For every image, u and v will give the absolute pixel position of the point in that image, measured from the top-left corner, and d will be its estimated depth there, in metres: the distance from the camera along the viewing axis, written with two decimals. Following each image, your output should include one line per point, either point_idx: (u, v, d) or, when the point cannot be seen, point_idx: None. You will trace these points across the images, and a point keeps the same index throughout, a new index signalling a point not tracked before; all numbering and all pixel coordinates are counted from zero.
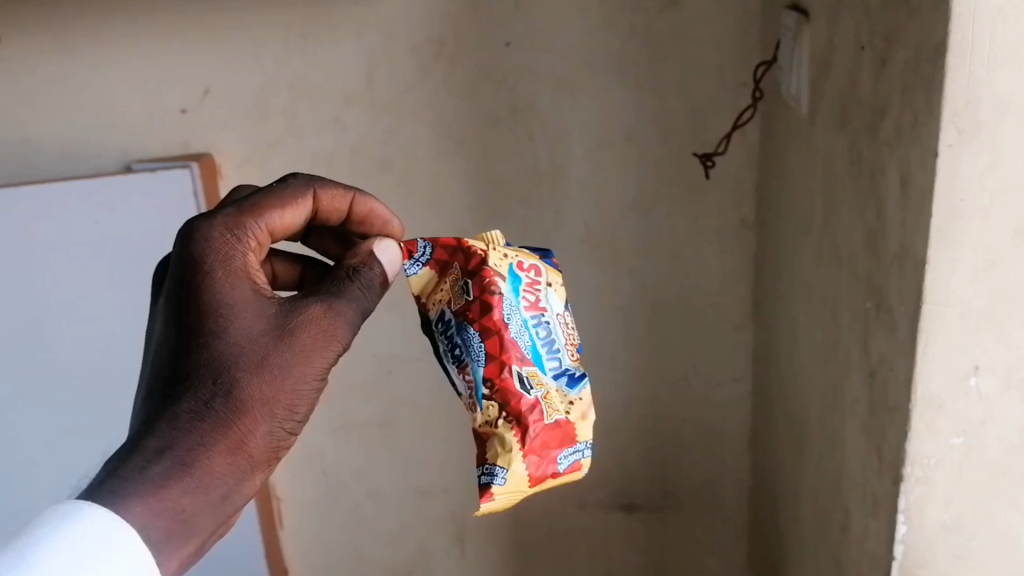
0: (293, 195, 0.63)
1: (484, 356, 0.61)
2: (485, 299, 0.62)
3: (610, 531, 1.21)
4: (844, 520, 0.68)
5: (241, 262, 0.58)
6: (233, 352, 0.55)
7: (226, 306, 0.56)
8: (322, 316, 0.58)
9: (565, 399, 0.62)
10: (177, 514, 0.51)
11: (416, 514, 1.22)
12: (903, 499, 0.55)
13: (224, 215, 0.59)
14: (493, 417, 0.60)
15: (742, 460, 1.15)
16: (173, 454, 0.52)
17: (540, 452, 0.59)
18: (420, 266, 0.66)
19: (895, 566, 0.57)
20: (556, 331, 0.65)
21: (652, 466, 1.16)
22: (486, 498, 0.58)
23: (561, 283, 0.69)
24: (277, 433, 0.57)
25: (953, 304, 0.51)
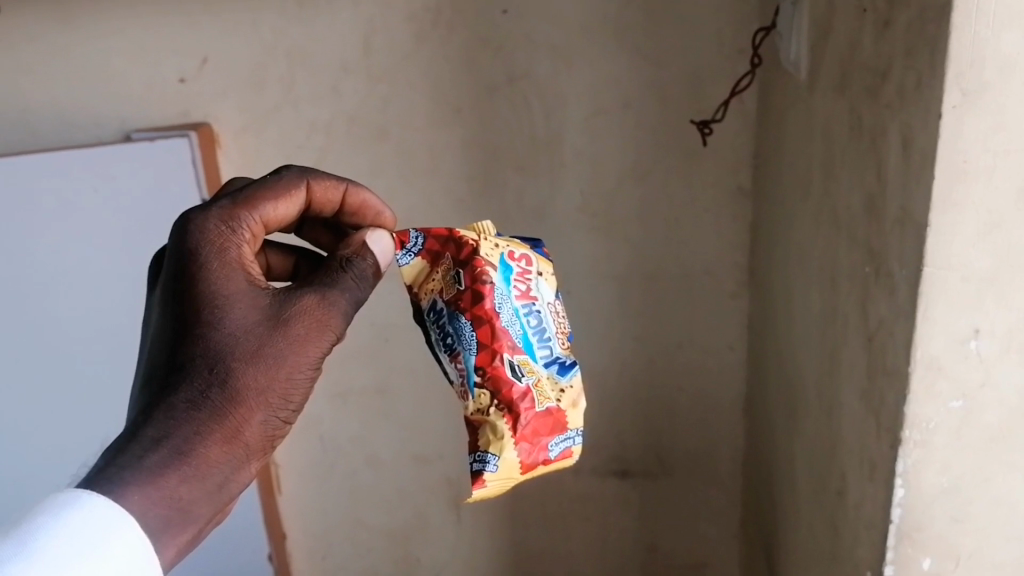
0: (287, 187, 0.65)
1: (476, 345, 0.64)
2: (476, 288, 0.65)
3: (603, 495, 1.23)
4: (841, 483, 0.69)
5: (237, 255, 0.60)
6: (228, 342, 0.57)
7: (222, 296, 0.58)
8: (314, 307, 0.61)
9: (556, 386, 0.66)
10: (174, 502, 0.52)
11: (414, 481, 1.23)
12: (901, 462, 0.55)
13: (218, 208, 0.61)
14: (484, 404, 0.63)
15: (734, 425, 1.17)
16: (171, 443, 0.53)
17: (531, 440, 0.63)
18: (412, 256, 0.69)
19: (892, 529, 0.57)
20: (546, 319, 0.68)
21: (646, 431, 1.19)
22: (479, 484, 0.61)
23: (551, 272, 0.72)
24: (272, 422, 0.58)
25: (953, 267, 0.50)
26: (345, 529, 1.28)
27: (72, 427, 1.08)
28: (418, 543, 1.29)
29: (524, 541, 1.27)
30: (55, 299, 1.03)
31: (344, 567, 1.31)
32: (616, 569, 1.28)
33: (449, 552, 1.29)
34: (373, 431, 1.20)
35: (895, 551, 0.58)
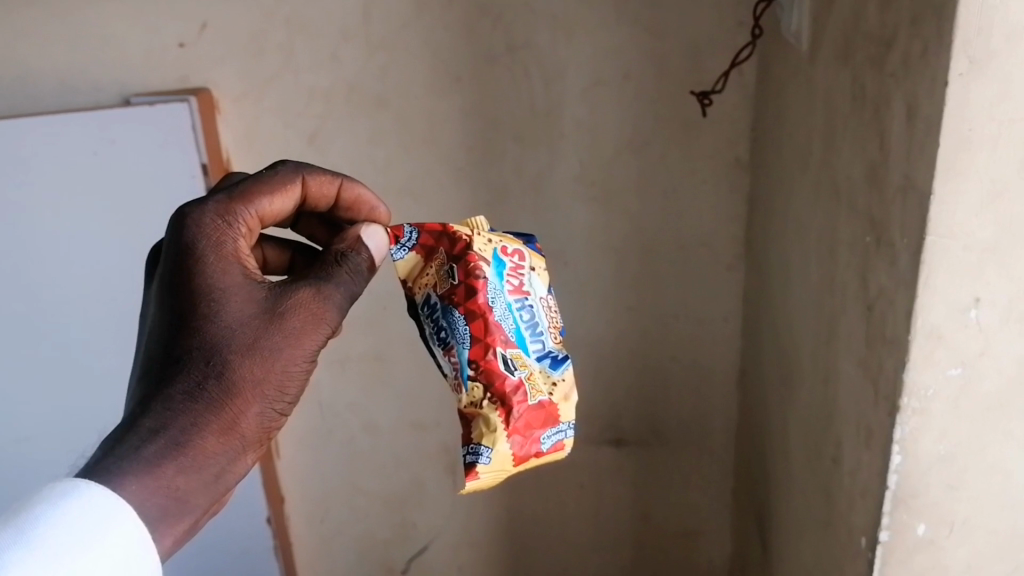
0: (282, 182, 0.65)
1: (469, 339, 0.64)
2: (469, 283, 0.65)
3: (597, 463, 1.24)
4: (836, 450, 0.69)
5: (233, 248, 0.60)
6: (224, 335, 0.57)
7: (218, 289, 0.58)
8: (311, 300, 0.61)
9: (548, 379, 0.66)
10: (172, 492, 0.54)
11: (410, 448, 1.24)
12: (899, 429, 0.55)
13: (215, 202, 0.61)
14: (478, 398, 0.63)
15: (728, 395, 1.18)
16: (168, 434, 0.55)
17: (523, 433, 0.63)
18: (406, 251, 0.68)
19: (888, 496, 0.57)
20: (539, 313, 0.69)
21: (641, 401, 1.20)
22: (471, 476, 0.61)
23: (543, 267, 0.73)
24: (268, 413, 0.59)
25: (955, 236, 0.50)
26: (341, 494, 1.28)
27: (76, 415, 1.10)
28: (413, 508, 1.29)
29: (519, 508, 1.28)
30: (63, 279, 1.04)
31: (340, 532, 1.32)
32: (610, 535, 1.29)
33: (444, 517, 1.30)
34: (371, 398, 1.20)
35: (891, 517, 0.58)
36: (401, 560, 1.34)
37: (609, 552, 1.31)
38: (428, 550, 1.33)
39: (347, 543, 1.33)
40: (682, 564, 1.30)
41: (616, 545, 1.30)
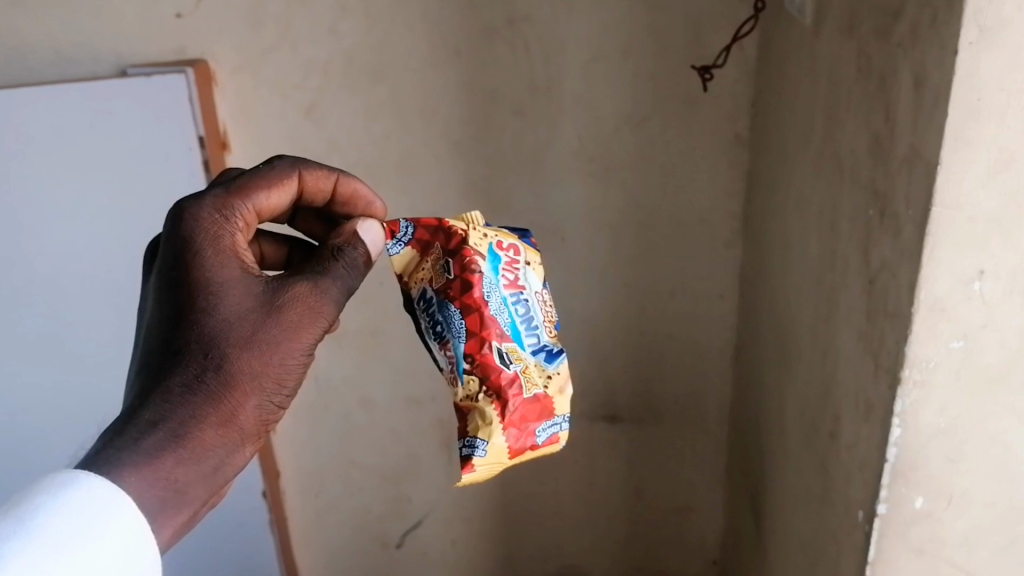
0: (278, 177, 0.66)
1: (465, 333, 0.64)
2: (465, 277, 0.65)
3: (592, 439, 1.24)
4: (834, 425, 0.69)
5: (231, 242, 0.61)
6: (222, 328, 0.58)
7: (216, 283, 0.59)
8: (308, 294, 0.61)
9: (543, 373, 0.66)
10: (172, 483, 0.54)
11: (405, 422, 1.24)
12: (900, 402, 0.55)
13: (212, 197, 0.62)
14: (473, 391, 0.64)
15: (723, 372, 1.18)
16: (167, 426, 0.55)
17: (518, 425, 0.63)
18: (402, 246, 0.69)
19: (888, 469, 0.58)
20: (534, 308, 0.68)
21: (636, 378, 1.20)
22: (468, 469, 0.62)
23: (538, 262, 0.72)
24: (266, 405, 0.60)
25: (961, 208, 0.50)
26: (336, 467, 1.28)
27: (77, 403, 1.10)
28: (407, 483, 1.29)
29: (513, 484, 1.28)
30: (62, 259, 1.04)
31: (335, 506, 1.32)
32: (603, 511, 1.30)
33: (439, 492, 1.30)
34: (367, 371, 1.20)
35: (889, 490, 0.58)
36: (395, 534, 1.34)
37: (603, 528, 1.31)
38: (423, 524, 1.33)
39: (342, 517, 1.33)
40: (675, 540, 1.30)
41: (610, 521, 1.30)
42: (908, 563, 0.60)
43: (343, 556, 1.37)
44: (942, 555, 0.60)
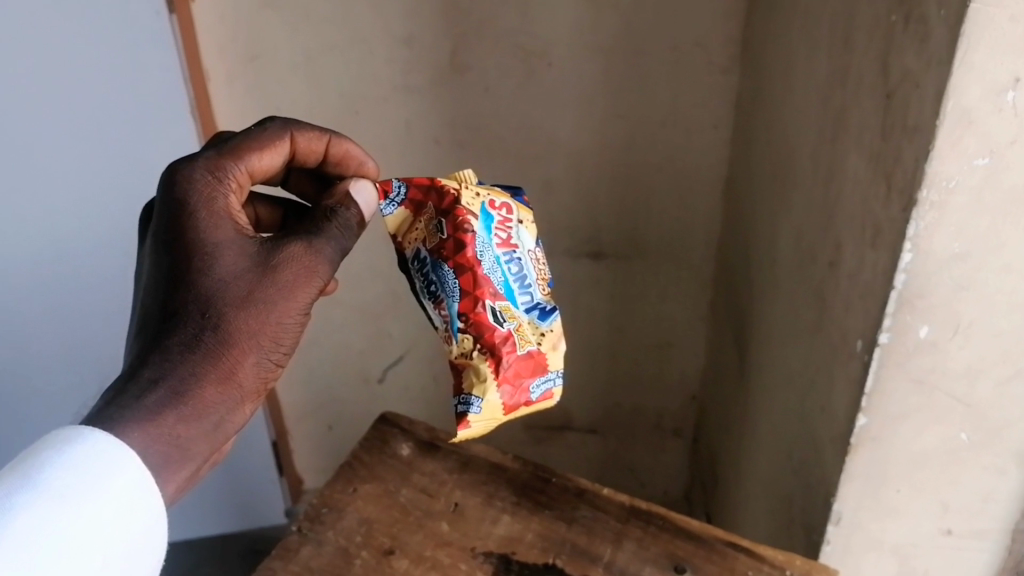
0: (271, 140, 0.63)
1: (459, 293, 0.61)
2: (458, 238, 0.62)
3: (575, 276, 1.19)
4: (834, 253, 0.64)
5: (224, 204, 0.58)
6: (218, 288, 0.56)
7: (212, 242, 0.57)
8: (303, 253, 0.59)
9: (536, 330, 0.63)
10: (174, 439, 0.53)
11: (383, 258, 1.19)
12: (913, 225, 0.52)
13: (205, 158, 0.60)
14: (468, 348, 0.61)
15: (712, 206, 1.11)
16: (168, 384, 0.54)
17: (513, 382, 0.60)
18: (395, 206, 0.65)
19: (894, 296, 0.54)
20: (527, 266, 0.65)
21: (622, 216, 1.13)
22: (463, 425, 0.59)
23: (531, 220, 0.68)
24: (264, 362, 0.58)
25: (1001, 6, 0.45)
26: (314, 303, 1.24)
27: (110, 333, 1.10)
28: (385, 318, 1.26)
29: None
30: (31, 135, 0.93)
31: (314, 342, 1.29)
32: (585, 349, 1.26)
33: (418, 328, 1.27)
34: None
35: (893, 318, 0.55)
36: (375, 369, 1.33)
37: (585, 367, 1.29)
38: (403, 360, 1.31)
39: (321, 354, 1.31)
40: (656, 378, 1.28)
41: (592, 359, 1.28)
42: (907, 395, 0.59)
43: (324, 390, 1.35)
44: (941, 387, 0.58)
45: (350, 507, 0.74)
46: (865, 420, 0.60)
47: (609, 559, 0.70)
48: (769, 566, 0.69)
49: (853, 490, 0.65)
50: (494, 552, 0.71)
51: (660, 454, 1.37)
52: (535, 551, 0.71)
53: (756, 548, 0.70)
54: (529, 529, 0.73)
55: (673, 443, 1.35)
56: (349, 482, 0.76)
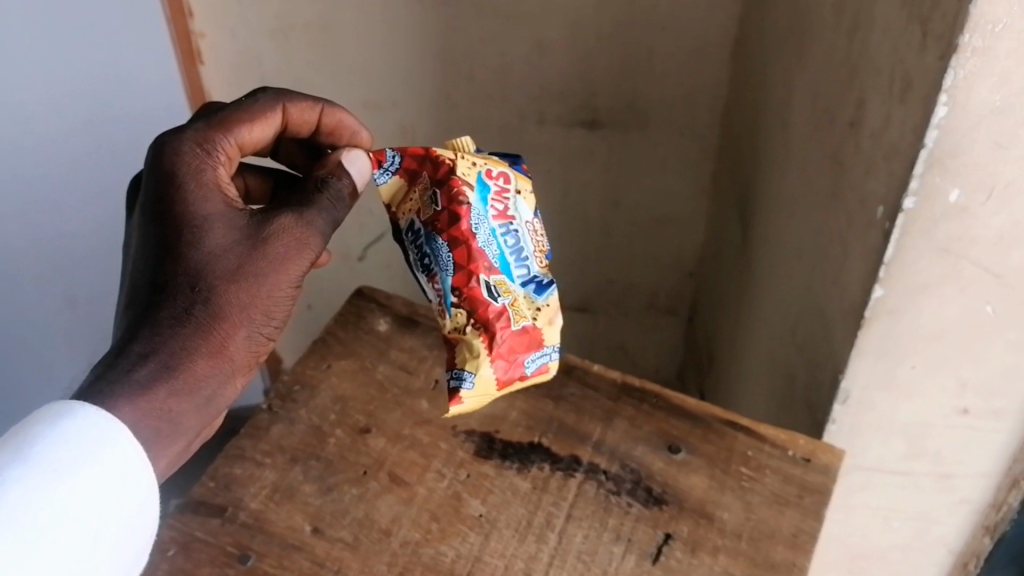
0: (262, 111, 0.60)
1: (452, 266, 0.57)
2: (452, 210, 0.57)
3: (567, 146, 1.09)
4: (856, 112, 0.59)
5: (213, 176, 0.57)
6: (207, 261, 0.55)
7: (201, 216, 0.55)
8: (294, 225, 0.58)
9: (531, 305, 0.59)
10: (166, 414, 0.52)
11: None
12: (950, 76, 0.46)
13: (193, 130, 0.58)
14: (461, 323, 0.57)
15: (719, 70, 1.01)
16: (159, 358, 0.53)
17: (507, 357, 0.57)
18: (389, 175, 0.60)
19: (923, 156, 0.50)
20: (525, 238, 0.60)
21: (618, 81, 1.02)
22: (456, 401, 0.57)
23: (530, 190, 0.62)
24: (255, 336, 0.57)
25: None
26: None
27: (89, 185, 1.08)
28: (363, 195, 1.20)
29: None
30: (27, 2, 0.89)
31: None
32: (576, 225, 1.19)
33: None
34: (310, 72, 1.04)
35: (920, 180, 0.51)
36: (355, 244, 1.27)
37: (576, 246, 1.22)
38: (385, 238, 1.25)
39: None
40: (650, 254, 1.23)
41: (584, 234, 1.21)
42: (930, 264, 0.56)
43: None
44: (968, 257, 0.55)
45: (323, 384, 0.70)
46: (882, 291, 0.57)
47: (598, 438, 0.67)
48: (770, 446, 0.65)
49: (863, 368, 0.63)
50: (476, 430, 0.67)
51: (652, 333, 1.33)
52: (520, 430, 0.67)
53: (756, 426, 0.67)
54: (513, 408, 0.69)
55: (666, 321, 1.32)
56: (322, 359, 0.72)
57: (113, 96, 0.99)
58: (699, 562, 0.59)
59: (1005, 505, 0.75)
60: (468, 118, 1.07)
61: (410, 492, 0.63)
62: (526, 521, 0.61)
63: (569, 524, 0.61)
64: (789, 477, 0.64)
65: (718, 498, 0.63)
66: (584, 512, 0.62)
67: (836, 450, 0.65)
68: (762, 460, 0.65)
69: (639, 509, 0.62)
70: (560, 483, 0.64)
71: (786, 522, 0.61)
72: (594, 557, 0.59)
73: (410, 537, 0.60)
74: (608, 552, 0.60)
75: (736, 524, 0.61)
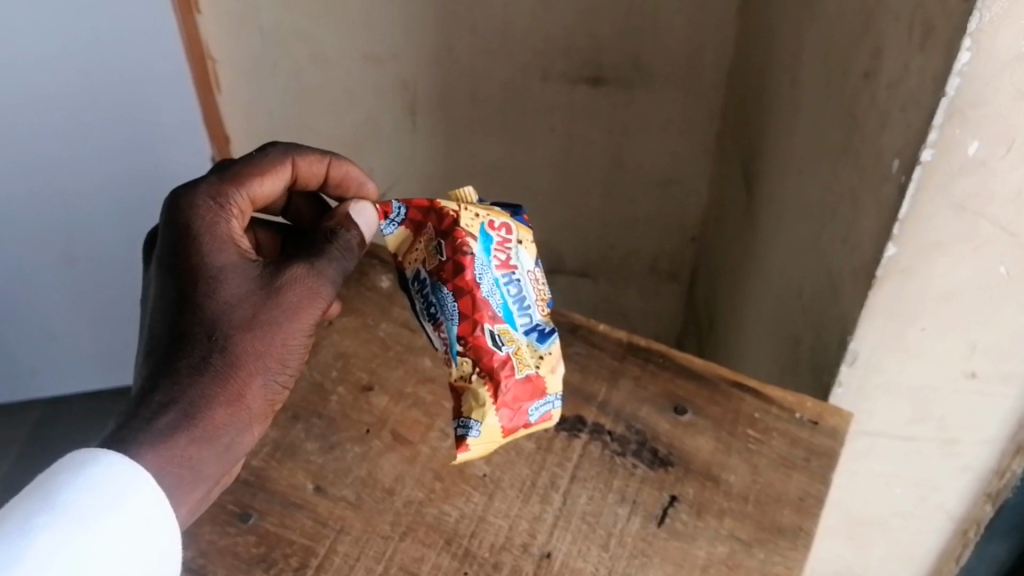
0: (273, 164, 0.61)
1: (457, 316, 0.55)
2: (457, 260, 0.56)
3: (570, 103, 1.08)
4: (871, 61, 0.57)
5: (227, 228, 0.56)
6: (223, 310, 0.54)
7: (216, 269, 0.55)
8: (306, 275, 0.56)
9: (534, 352, 0.56)
10: (186, 461, 0.51)
11: (360, 80, 1.06)
12: (975, 19, 0.44)
13: (207, 184, 0.58)
14: (467, 371, 0.55)
15: (726, 26, 0.98)
16: (179, 406, 0.51)
17: (512, 406, 0.54)
18: (395, 226, 0.60)
19: (944, 105, 0.48)
20: (527, 287, 0.58)
21: (623, 35, 1.00)
22: (463, 449, 0.54)
23: (532, 239, 0.61)
24: (272, 385, 0.56)
25: None
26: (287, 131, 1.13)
27: (93, 118, 1.09)
28: (367, 146, 1.14)
29: (477, 156, 1.14)
30: None
31: None
32: (578, 185, 1.18)
33: (400, 163, 1.16)
34: (312, 29, 1.01)
35: (939, 132, 0.49)
36: None
37: (578, 208, 1.21)
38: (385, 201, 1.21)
39: None
40: (655, 216, 1.21)
41: (586, 195, 1.19)
42: (945, 221, 0.54)
43: None
44: (984, 214, 0.54)
45: (325, 340, 0.69)
46: (895, 249, 0.56)
47: (603, 398, 0.66)
48: (778, 408, 0.64)
49: (871, 330, 0.62)
50: None
51: (653, 298, 1.32)
52: None
53: (763, 388, 0.66)
54: None
55: (667, 287, 1.31)
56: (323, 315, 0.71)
57: (109, 17, 0.99)
58: (705, 525, 0.58)
59: (1008, 472, 0.75)
60: (469, 70, 1.04)
61: (414, 451, 0.62)
62: (531, 481, 0.60)
63: (573, 486, 0.60)
64: (796, 441, 0.63)
65: (724, 460, 0.62)
66: (590, 473, 0.61)
67: (845, 412, 0.64)
68: (769, 422, 0.64)
69: (645, 470, 0.61)
70: (564, 443, 0.62)
71: (794, 486, 0.60)
72: (599, 519, 0.58)
73: (413, 497, 0.59)
74: (613, 513, 0.59)
75: (742, 486, 0.60)
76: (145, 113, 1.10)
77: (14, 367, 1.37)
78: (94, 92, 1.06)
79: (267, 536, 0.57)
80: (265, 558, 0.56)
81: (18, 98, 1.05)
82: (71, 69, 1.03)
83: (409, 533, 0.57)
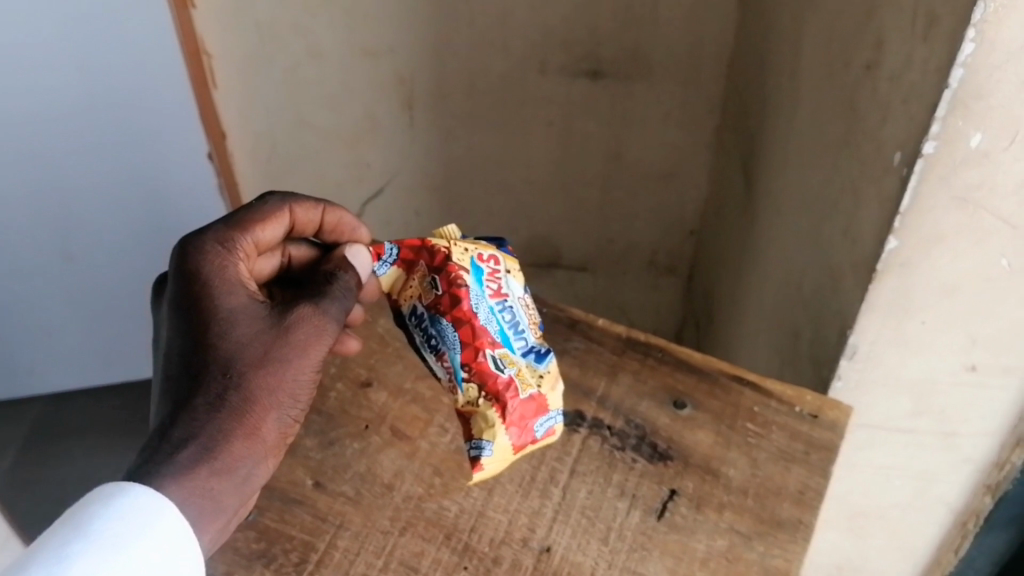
0: (273, 212, 0.60)
1: (459, 345, 0.55)
2: (452, 293, 0.56)
3: (569, 96, 1.07)
4: (873, 52, 0.56)
5: (235, 272, 0.56)
6: (236, 348, 0.53)
7: (226, 310, 0.54)
8: (314, 313, 0.56)
9: (534, 372, 0.56)
10: (207, 492, 0.49)
11: (357, 74, 1.06)
12: (979, 10, 0.44)
13: (212, 231, 0.57)
14: (474, 396, 0.54)
15: (726, 18, 0.98)
16: (198, 441, 0.50)
17: (520, 424, 0.54)
18: (388, 266, 0.60)
19: (947, 96, 0.48)
20: (519, 313, 0.59)
21: (622, 26, 0.99)
22: (477, 469, 0.53)
23: (518, 269, 0.61)
24: (286, 420, 0.55)
25: None
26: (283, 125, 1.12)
27: (89, 113, 1.08)
28: (363, 140, 1.14)
29: (475, 148, 1.14)
30: None
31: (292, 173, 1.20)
32: (576, 178, 1.17)
33: (397, 157, 1.15)
34: (308, 24, 1.00)
35: (942, 124, 0.49)
36: None
37: (576, 202, 1.20)
38: (383, 194, 1.21)
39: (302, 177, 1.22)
40: (653, 209, 1.20)
41: (585, 189, 1.18)
42: (947, 214, 0.54)
43: None
44: (986, 207, 0.53)
45: None
46: (896, 242, 0.56)
47: (602, 393, 0.65)
48: (777, 402, 0.64)
49: (871, 324, 0.62)
50: None
51: (652, 291, 1.32)
52: None
53: (763, 381, 0.65)
54: None
55: (665, 281, 1.30)
56: None
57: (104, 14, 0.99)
58: (705, 518, 0.58)
59: (1008, 464, 0.74)
60: (466, 63, 1.04)
61: (413, 447, 0.62)
62: (530, 476, 0.60)
63: (573, 480, 0.60)
64: (796, 434, 0.62)
65: (724, 454, 0.61)
66: (589, 468, 0.60)
67: (844, 406, 0.63)
68: (769, 416, 0.63)
69: (644, 464, 0.61)
70: (564, 438, 0.62)
71: (793, 479, 0.60)
72: (599, 513, 0.58)
73: (412, 492, 0.59)
74: (613, 507, 0.58)
75: (742, 480, 0.60)
76: (142, 109, 1.09)
77: (12, 363, 1.36)
78: (90, 87, 1.06)
79: (267, 531, 0.57)
80: (265, 554, 0.56)
81: (14, 92, 1.04)
82: (66, 64, 1.03)
83: (408, 529, 0.57)
